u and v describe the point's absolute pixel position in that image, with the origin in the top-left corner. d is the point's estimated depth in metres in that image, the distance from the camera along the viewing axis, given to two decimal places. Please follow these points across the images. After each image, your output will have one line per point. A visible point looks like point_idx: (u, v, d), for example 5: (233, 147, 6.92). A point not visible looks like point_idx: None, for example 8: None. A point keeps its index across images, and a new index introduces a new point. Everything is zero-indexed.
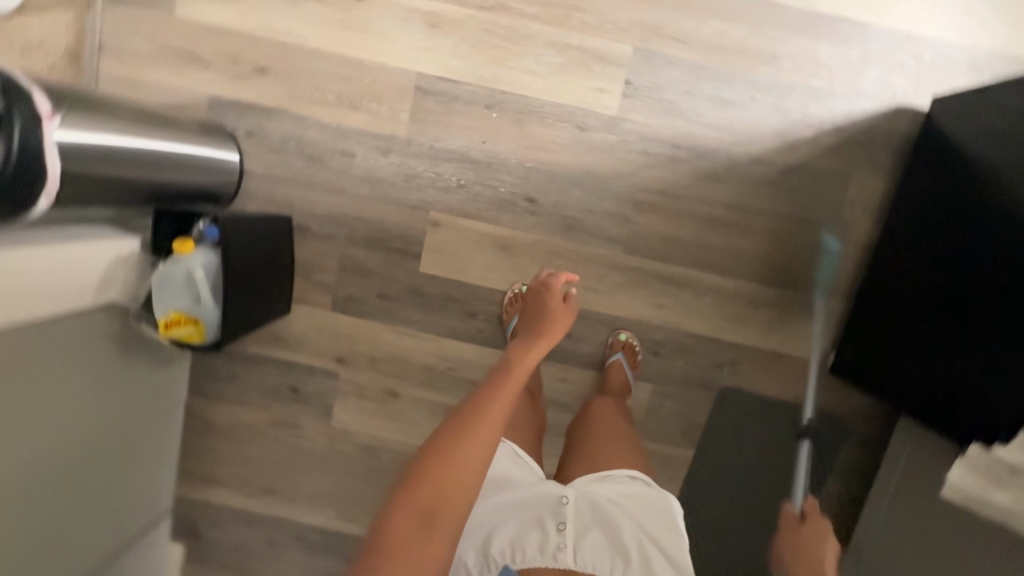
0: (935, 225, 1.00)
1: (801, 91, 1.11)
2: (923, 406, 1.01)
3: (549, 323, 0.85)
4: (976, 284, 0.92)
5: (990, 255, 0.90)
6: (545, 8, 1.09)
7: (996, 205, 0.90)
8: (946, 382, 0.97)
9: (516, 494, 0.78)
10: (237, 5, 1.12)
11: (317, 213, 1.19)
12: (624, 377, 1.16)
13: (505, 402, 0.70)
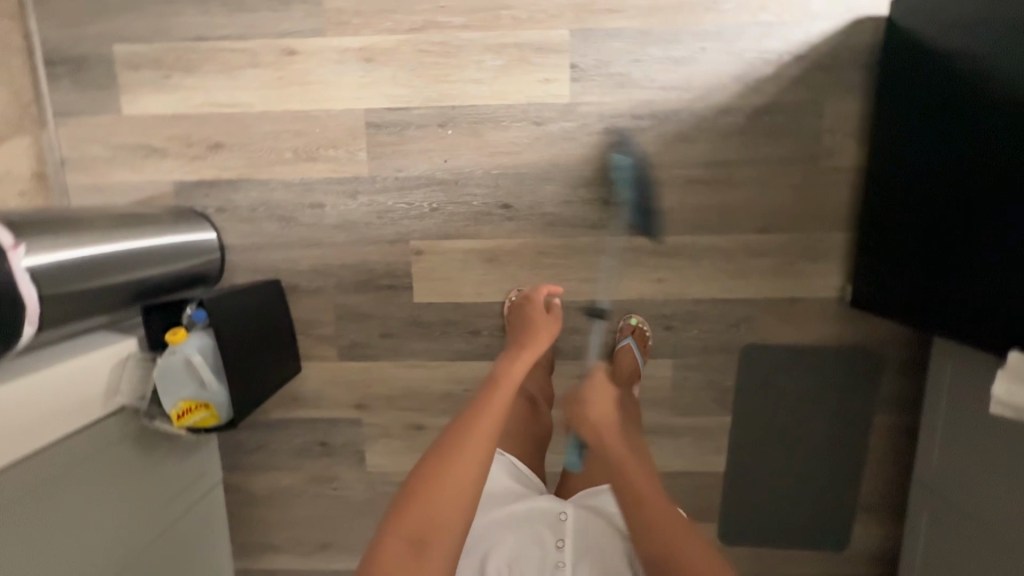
0: (923, 136, 0.97)
1: (752, 29, 1.06)
2: (943, 323, 0.96)
3: (537, 331, 0.86)
4: (974, 186, 0.89)
5: (982, 153, 0.87)
6: (473, 14, 1.08)
7: (980, 101, 0.87)
8: (963, 293, 0.92)
9: (515, 510, 0.78)
10: (177, 88, 1.13)
11: (303, 270, 1.20)
12: (634, 361, 1.15)
13: (490, 419, 0.70)
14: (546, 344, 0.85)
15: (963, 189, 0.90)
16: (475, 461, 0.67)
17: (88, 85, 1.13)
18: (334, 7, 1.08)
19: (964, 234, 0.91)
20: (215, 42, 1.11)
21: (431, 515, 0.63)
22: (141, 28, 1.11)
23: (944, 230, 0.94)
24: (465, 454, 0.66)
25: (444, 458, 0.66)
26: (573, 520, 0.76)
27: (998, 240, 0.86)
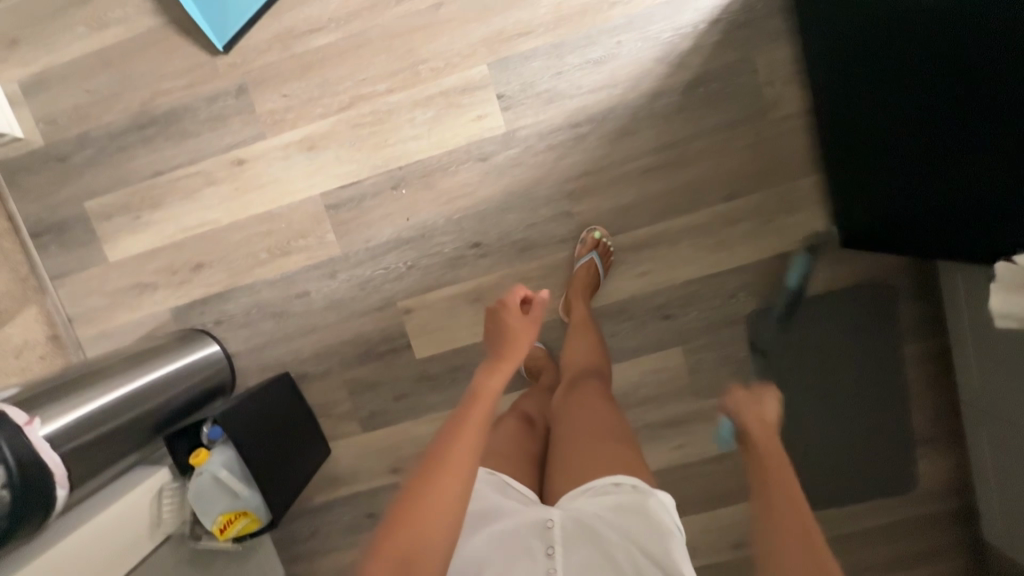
0: (845, 74, 0.97)
1: (660, 10, 1.06)
2: (957, 234, 0.89)
3: (513, 341, 0.75)
4: (906, 100, 0.87)
5: (898, 68, 0.86)
6: (393, 78, 1.11)
7: (874, 25, 0.87)
8: (956, 198, 0.85)
9: (499, 526, 0.70)
10: (150, 224, 1.20)
11: (308, 357, 1.24)
12: (594, 276, 1.11)
13: (477, 424, 0.66)
14: (524, 353, 0.76)
15: (914, 103, 0.85)
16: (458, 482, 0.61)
17: (73, 244, 1.22)
18: (266, 109, 1.13)
19: (926, 151, 0.87)
20: (171, 173, 1.17)
21: (414, 546, 0.57)
22: (103, 180, 1.18)
23: (903, 147, 0.90)
24: (447, 476, 0.61)
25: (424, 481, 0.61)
26: (562, 527, 0.69)
27: (960, 151, 0.81)
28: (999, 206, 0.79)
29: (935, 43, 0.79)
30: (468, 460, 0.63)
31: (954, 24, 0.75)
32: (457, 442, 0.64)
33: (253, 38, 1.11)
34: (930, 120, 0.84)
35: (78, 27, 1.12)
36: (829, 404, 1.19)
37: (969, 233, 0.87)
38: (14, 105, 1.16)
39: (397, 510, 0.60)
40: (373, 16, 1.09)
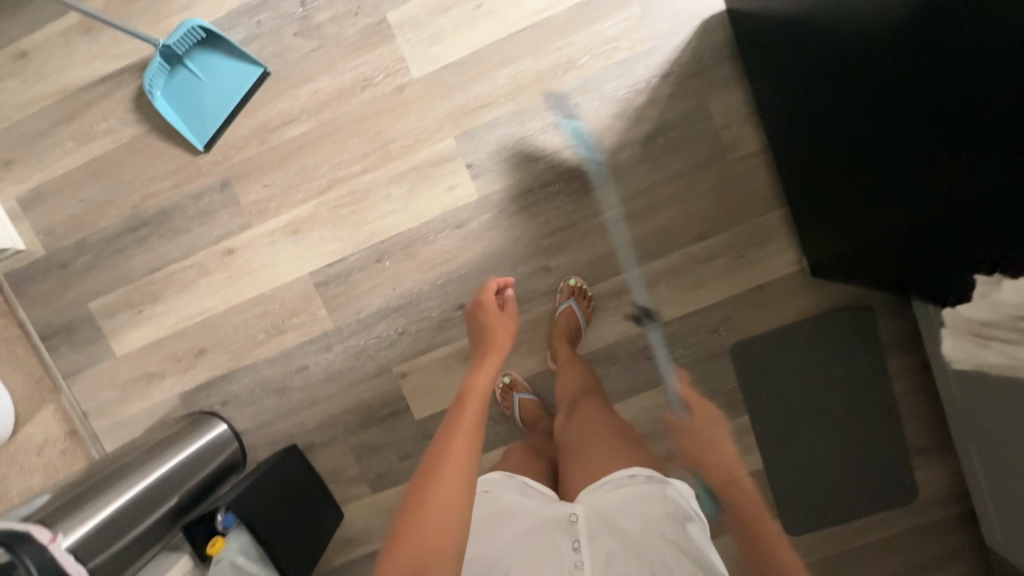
0: (792, 103, 0.98)
1: (613, 70, 1.11)
2: (919, 246, 0.82)
3: (494, 340, 0.91)
4: (840, 117, 0.86)
5: (827, 87, 0.86)
6: (366, 159, 1.16)
7: (803, 53, 0.90)
8: (907, 206, 0.80)
9: (525, 522, 0.76)
10: (152, 318, 1.26)
11: (313, 427, 1.29)
12: (573, 323, 1.16)
13: (469, 423, 0.72)
14: (504, 348, 0.90)
15: (861, 132, 0.82)
16: (465, 468, 0.67)
17: (82, 343, 1.28)
18: (250, 200, 1.19)
19: (884, 179, 0.82)
20: (167, 268, 1.23)
21: (428, 535, 0.60)
22: (105, 281, 1.24)
23: (852, 163, 0.88)
24: (449, 475, 0.66)
25: (434, 473, 0.66)
26: (585, 520, 0.74)
27: (913, 175, 0.76)
28: (950, 214, 0.73)
29: (847, 59, 0.79)
30: (472, 446, 0.69)
31: (874, 50, 0.73)
32: (460, 432, 0.71)
33: (231, 135, 1.17)
34: (865, 134, 0.82)
35: (67, 142, 1.19)
36: (819, 427, 1.21)
37: (928, 244, 0.80)
38: (15, 220, 1.23)
39: (409, 505, 0.63)
40: (340, 103, 1.14)
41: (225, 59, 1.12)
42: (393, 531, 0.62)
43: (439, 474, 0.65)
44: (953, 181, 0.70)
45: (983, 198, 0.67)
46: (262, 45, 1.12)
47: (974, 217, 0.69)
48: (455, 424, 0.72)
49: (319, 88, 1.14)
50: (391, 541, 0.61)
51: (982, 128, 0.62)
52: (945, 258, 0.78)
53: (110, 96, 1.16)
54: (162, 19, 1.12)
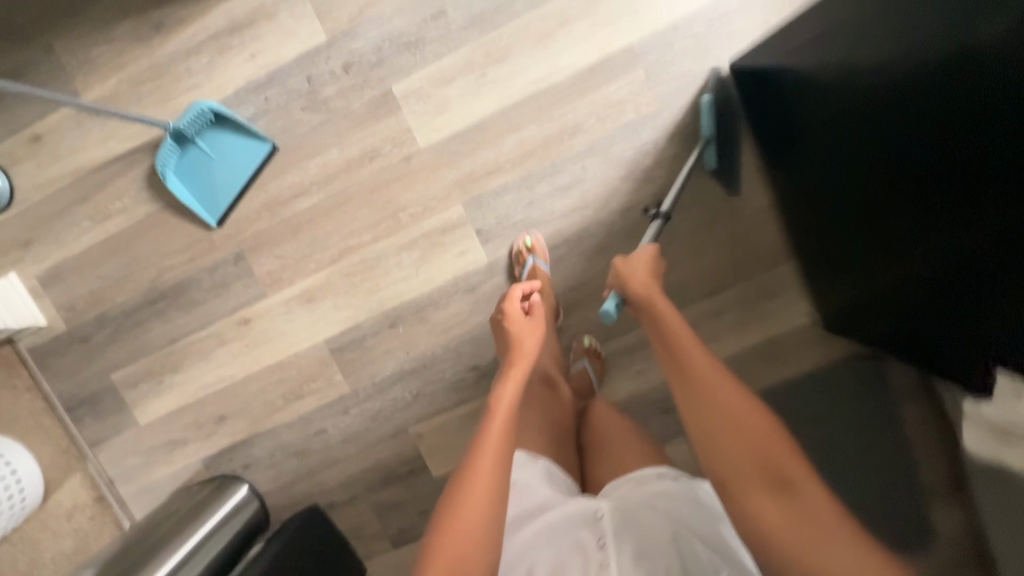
0: (790, 151, 1.00)
1: (618, 132, 1.11)
2: (916, 296, 0.83)
3: (520, 349, 0.88)
4: (835, 165, 0.88)
5: (823, 137, 0.88)
6: (376, 228, 1.17)
7: (799, 105, 0.91)
8: (901, 255, 0.81)
9: (550, 516, 0.78)
10: (172, 386, 1.28)
11: (333, 487, 1.31)
12: (588, 383, 1.15)
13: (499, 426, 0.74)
14: (531, 355, 0.88)
15: (865, 192, 0.83)
16: (496, 486, 0.68)
17: (106, 413, 1.30)
18: (263, 271, 1.21)
19: (894, 247, 0.81)
20: (185, 339, 1.25)
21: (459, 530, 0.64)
22: (125, 353, 1.27)
23: (848, 210, 0.89)
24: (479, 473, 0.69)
25: (466, 489, 0.68)
26: (610, 516, 0.76)
27: (923, 243, 0.75)
28: (945, 268, 0.74)
29: (841, 112, 0.81)
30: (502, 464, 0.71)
31: (869, 105, 0.75)
32: (489, 446, 0.72)
33: (243, 209, 1.18)
34: (861, 184, 0.83)
35: (83, 221, 1.21)
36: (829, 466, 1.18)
37: (924, 294, 0.81)
38: (36, 296, 1.25)
39: (443, 519, 0.66)
40: (350, 174, 1.15)
41: (234, 137, 1.13)
42: (430, 543, 0.65)
43: (471, 493, 0.67)
44: (947, 237, 0.71)
45: (987, 258, 0.67)
46: (270, 121, 1.14)
47: (990, 283, 0.68)
48: (485, 440, 0.72)
49: (328, 161, 1.15)
50: (428, 550, 0.64)
51: (977, 190, 0.63)
52: (941, 311, 0.79)
53: (123, 175, 1.18)
54: (171, 99, 1.13)
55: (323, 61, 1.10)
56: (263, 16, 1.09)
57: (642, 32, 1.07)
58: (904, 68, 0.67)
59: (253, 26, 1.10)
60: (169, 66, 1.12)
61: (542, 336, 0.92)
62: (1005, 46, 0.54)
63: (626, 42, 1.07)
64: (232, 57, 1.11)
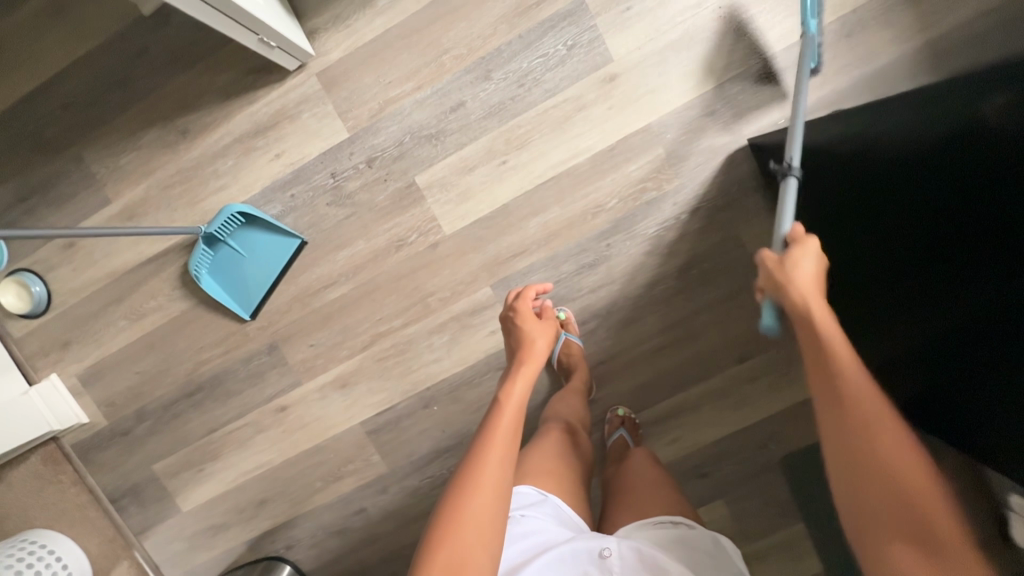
0: (798, 218, 0.99)
1: (641, 210, 1.12)
2: (908, 373, 0.77)
3: (531, 347, 0.94)
4: (835, 232, 0.87)
5: (827, 205, 0.88)
6: (406, 313, 1.19)
7: (812, 171, 0.91)
8: (897, 327, 0.77)
9: (558, 551, 0.75)
10: (213, 473, 1.31)
11: (373, 565, 1.30)
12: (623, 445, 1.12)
13: (511, 419, 0.77)
14: (541, 355, 0.93)
15: (859, 258, 0.81)
16: (504, 475, 0.70)
17: (149, 502, 1.33)
18: (297, 359, 1.23)
19: (880, 322, 0.80)
20: (224, 428, 1.28)
21: (470, 516, 0.65)
22: (166, 445, 1.29)
23: (845, 278, 0.86)
24: (490, 454, 0.71)
25: (476, 480, 0.68)
26: (618, 555, 0.74)
27: (922, 311, 0.71)
28: (943, 338, 0.69)
29: (849, 179, 0.81)
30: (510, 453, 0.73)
31: (879, 170, 0.75)
32: (496, 449, 0.72)
33: (274, 302, 1.20)
34: (856, 250, 0.81)
35: (120, 321, 1.23)
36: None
37: (918, 371, 0.75)
38: (77, 394, 1.28)
39: (449, 509, 0.66)
40: (377, 264, 1.17)
41: (264, 234, 1.16)
42: (433, 534, 0.64)
43: (477, 484, 0.68)
44: (951, 305, 0.67)
45: (997, 323, 0.63)
46: (297, 217, 1.16)
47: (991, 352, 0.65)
48: (495, 430, 0.75)
49: (356, 252, 1.17)
50: (429, 544, 0.63)
51: (978, 243, 0.63)
52: (940, 387, 0.74)
53: (155, 276, 1.20)
54: (200, 201, 1.16)
55: (346, 157, 1.13)
56: (286, 118, 1.12)
57: (657, 113, 1.08)
58: (900, 141, 0.70)
59: (277, 128, 1.12)
60: (196, 170, 1.15)
61: (553, 337, 0.99)
62: (1010, 112, 0.57)
63: (642, 123, 1.09)
64: (258, 158, 1.14)
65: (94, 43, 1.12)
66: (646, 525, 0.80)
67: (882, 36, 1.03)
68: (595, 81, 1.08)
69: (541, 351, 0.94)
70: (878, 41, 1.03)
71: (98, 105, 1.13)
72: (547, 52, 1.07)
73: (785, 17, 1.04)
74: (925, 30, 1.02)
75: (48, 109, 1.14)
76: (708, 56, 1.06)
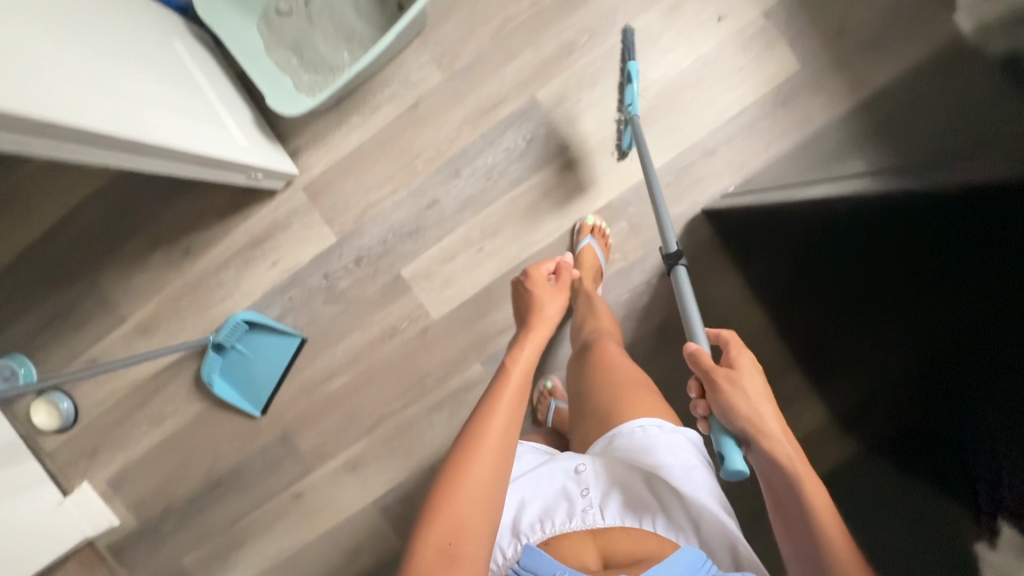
0: (787, 256, 0.97)
1: (613, 279, 1.20)
2: (932, 378, 0.67)
3: (542, 313, 0.90)
4: (832, 255, 0.82)
5: (819, 236, 0.85)
6: (405, 394, 1.26)
7: (794, 212, 0.89)
8: (910, 327, 0.68)
9: (535, 470, 0.81)
10: (236, 562, 1.36)
11: None
12: (592, 258, 1.12)
13: (522, 375, 0.77)
14: (551, 319, 0.90)
15: (864, 265, 0.75)
16: (510, 435, 0.71)
17: None
18: (308, 446, 1.30)
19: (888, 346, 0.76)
20: (244, 517, 1.35)
21: (475, 475, 0.66)
22: (192, 538, 1.36)
23: (852, 293, 0.80)
24: (497, 412, 0.72)
25: (479, 440, 0.69)
26: (592, 469, 0.79)
27: (930, 311, 0.63)
28: (959, 339, 0.60)
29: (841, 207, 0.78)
30: (512, 426, 0.72)
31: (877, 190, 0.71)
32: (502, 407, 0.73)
33: (282, 396, 1.29)
34: (858, 260, 0.76)
35: (142, 426, 1.33)
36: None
37: (938, 376, 0.66)
38: (107, 498, 1.36)
39: (457, 464, 0.67)
40: (374, 352, 1.25)
41: (267, 335, 1.25)
42: (436, 496, 0.65)
43: (476, 456, 0.67)
44: (956, 302, 0.58)
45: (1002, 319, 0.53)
46: (297, 316, 1.25)
47: (1004, 361, 0.54)
48: (504, 390, 0.74)
49: (353, 342, 1.25)
50: (433, 501, 0.65)
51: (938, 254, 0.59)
52: (962, 400, 0.63)
53: (172, 383, 1.30)
54: (207, 311, 1.26)
55: (336, 258, 1.22)
56: (279, 229, 1.22)
57: (617, 190, 1.17)
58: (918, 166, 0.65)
59: (271, 239, 1.23)
60: (201, 283, 1.25)
61: (563, 304, 0.95)
62: None
63: (604, 200, 1.17)
64: (256, 267, 1.24)
65: (102, 181, 1.23)
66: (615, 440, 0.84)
67: (816, 101, 1.11)
68: (557, 168, 1.17)
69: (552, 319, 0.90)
70: (813, 105, 1.11)
71: (109, 236, 1.24)
72: (509, 147, 1.17)
73: (724, 92, 1.12)
74: (855, 91, 1.10)
75: (64, 244, 1.25)
76: (656, 135, 1.14)
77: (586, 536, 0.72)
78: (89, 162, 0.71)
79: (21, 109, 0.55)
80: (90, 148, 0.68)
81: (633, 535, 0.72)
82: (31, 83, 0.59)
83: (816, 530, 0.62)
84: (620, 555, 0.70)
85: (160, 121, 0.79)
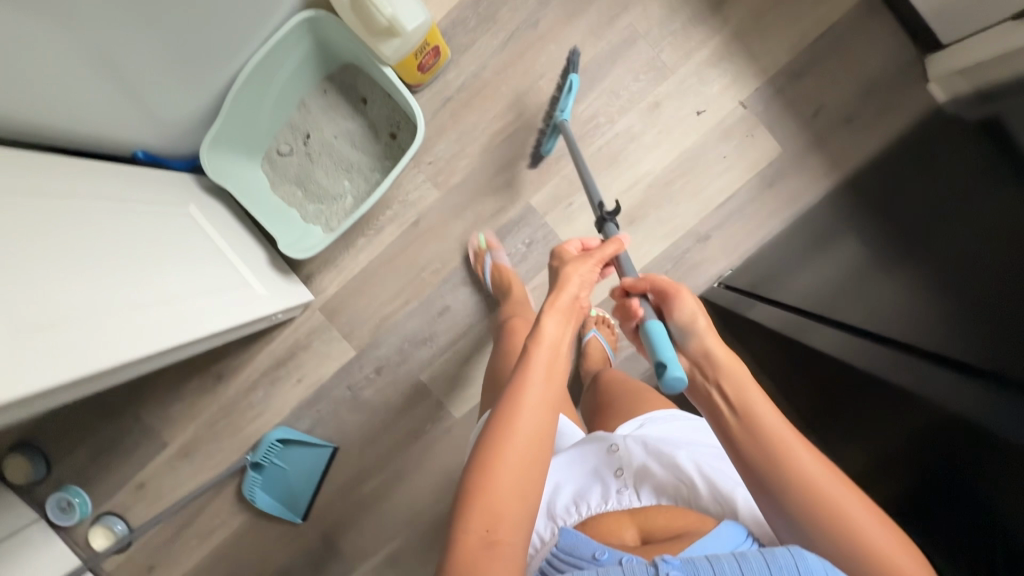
0: (787, 361, 0.98)
1: (623, 364, 1.25)
2: (937, 485, 0.66)
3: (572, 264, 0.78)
4: (828, 358, 0.84)
5: (815, 337, 0.86)
6: (435, 491, 1.31)
7: (796, 317, 0.91)
8: (915, 429, 0.68)
9: (574, 453, 0.85)
10: None
11: None
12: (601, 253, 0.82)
13: (558, 334, 0.69)
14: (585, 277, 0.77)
15: (865, 366, 0.75)
16: (548, 406, 0.63)
17: None
18: (347, 548, 1.35)
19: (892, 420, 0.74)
20: None
21: (509, 451, 0.59)
22: None
23: (853, 397, 0.81)
24: (532, 379, 0.64)
25: (511, 411, 0.62)
26: (625, 449, 0.82)
27: (941, 412, 0.63)
28: (964, 447, 0.60)
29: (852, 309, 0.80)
30: (550, 403, 0.64)
31: (889, 286, 0.74)
32: (536, 375, 0.65)
33: (319, 502, 1.34)
34: (860, 360, 0.76)
35: (192, 541, 1.40)
36: None
37: (942, 481, 0.65)
38: None
39: (491, 438, 0.61)
40: (402, 453, 1.31)
41: (298, 447, 1.30)
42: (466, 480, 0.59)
43: (509, 444, 0.60)
44: (976, 405, 0.58)
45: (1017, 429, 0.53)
46: (326, 426, 1.31)
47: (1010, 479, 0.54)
48: (534, 358, 0.66)
49: (382, 446, 1.31)
50: (465, 484, 0.59)
51: (982, 271, 0.60)
52: (966, 512, 0.61)
53: (216, 499, 1.37)
54: (241, 430, 1.33)
55: (358, 370, 1.29)
56: (301, 348, 1.29)
57: None
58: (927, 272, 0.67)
59: (295, 358, 1.30)
60: (234, 405, 1.32)
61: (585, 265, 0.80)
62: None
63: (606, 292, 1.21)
64: (284, 385, 1.31)
65: None
66: (649, 422, 0.87)
67: (801, 180, 1.15)
68: None
69: (577, 300, 0.74)
70: (799, 184, 1.15)
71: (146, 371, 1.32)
72: (511, 251, 1.22)
73: (710, 181, 1.16)
74: (838, 166, 1.13)
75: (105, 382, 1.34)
76: (650, 226, 1.18)
77: (624, 515, 0.76)
78: (135, 374, 0.79)
79: (68, 376, 0.61)
80: (137, 363, 0.75)
81: (670, 513, 0.75)
82: (94, 330, 0.68)
83: (783, 452, 0.59)
84: (658, 534, 0.73)
85: (188, 315, 0.86)
